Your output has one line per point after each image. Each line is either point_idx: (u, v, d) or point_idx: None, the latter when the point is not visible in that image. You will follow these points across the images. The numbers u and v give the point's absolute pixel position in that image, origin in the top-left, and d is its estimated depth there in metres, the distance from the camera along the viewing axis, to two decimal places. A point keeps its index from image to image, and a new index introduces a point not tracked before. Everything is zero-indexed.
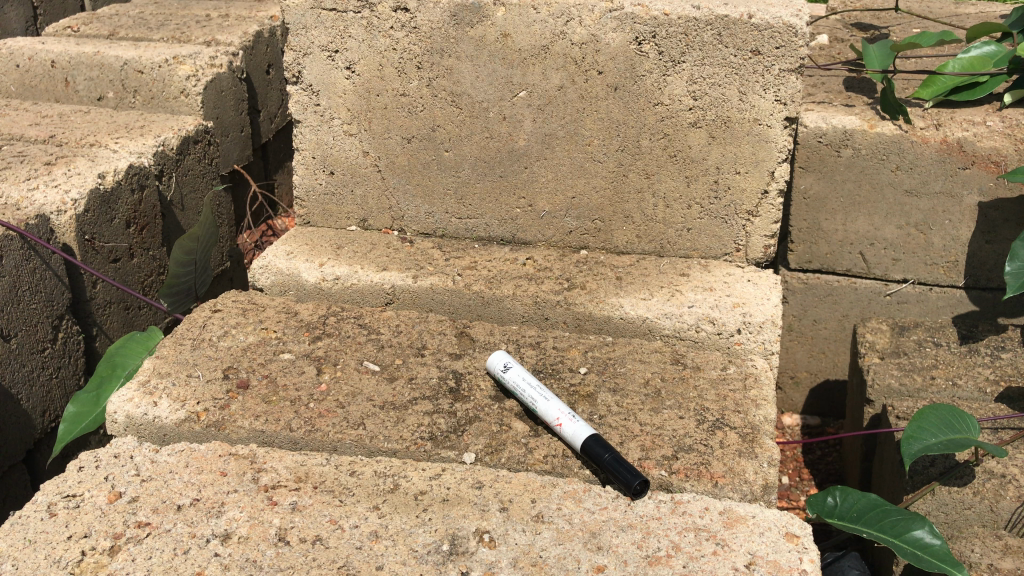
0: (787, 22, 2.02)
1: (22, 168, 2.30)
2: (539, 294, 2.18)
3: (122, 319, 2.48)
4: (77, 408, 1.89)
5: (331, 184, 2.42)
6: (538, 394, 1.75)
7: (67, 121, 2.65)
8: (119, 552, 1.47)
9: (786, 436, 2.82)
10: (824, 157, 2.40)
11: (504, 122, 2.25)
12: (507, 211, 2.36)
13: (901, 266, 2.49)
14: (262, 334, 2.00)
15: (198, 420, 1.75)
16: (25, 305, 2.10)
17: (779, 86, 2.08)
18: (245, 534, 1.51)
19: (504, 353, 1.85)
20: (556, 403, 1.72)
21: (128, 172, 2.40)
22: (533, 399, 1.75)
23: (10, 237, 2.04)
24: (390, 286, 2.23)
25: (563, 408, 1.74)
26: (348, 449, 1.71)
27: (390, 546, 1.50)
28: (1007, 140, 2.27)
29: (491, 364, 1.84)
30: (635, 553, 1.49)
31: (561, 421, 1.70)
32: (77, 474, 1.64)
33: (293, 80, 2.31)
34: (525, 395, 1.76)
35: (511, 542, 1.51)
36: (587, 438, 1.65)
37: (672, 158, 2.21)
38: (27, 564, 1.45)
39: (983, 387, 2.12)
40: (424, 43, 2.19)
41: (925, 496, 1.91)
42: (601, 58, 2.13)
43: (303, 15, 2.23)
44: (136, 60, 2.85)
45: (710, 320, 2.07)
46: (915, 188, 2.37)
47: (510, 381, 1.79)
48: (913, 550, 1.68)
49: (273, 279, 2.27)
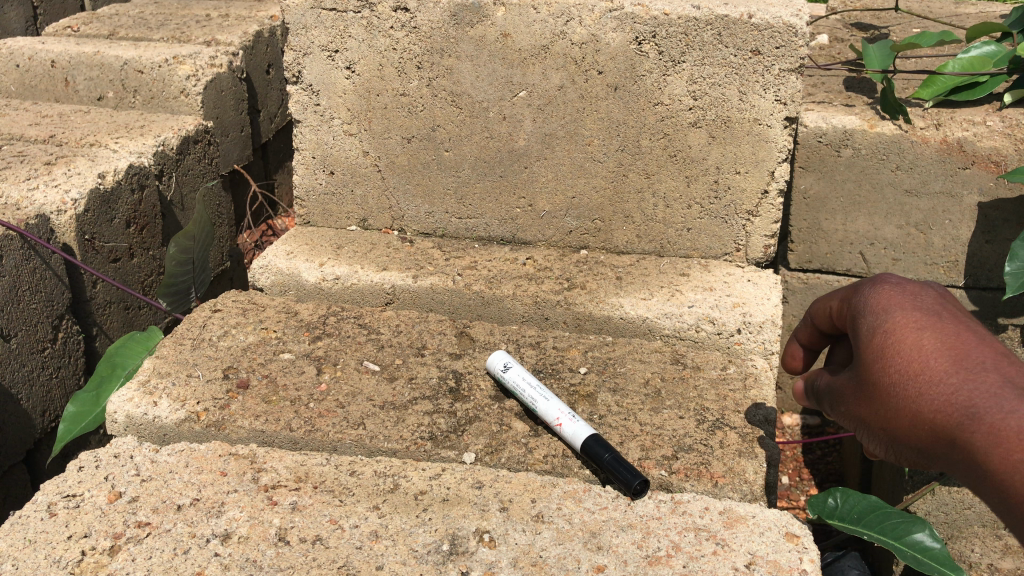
0: (787, 22, 2.02)
1: (22, 167, 2.30)
2: (539, 294, 2.18)
3: (122, 319, 2.48)
4: (77, 408, 1.89)
5: (332, 184, 2.42)
6: (539, 394, 1.75)
7: (67, 121, 2.65)
8: (119, 552, 1.47)
9: (785, 436, 2.83)
10: (824, 157, 2.40)
11: (503, 122, 2.25)
12: (507, 210, 2.36)
13: (901, 266, 2.49)
14: (262, 334, 2.00)
15: (198, 420, 1.75)
16: (25, 305, 2.10)
17: (779, 86, 2.08)
18: (245, 534, 1.51)
19: (504, 353, 1.85)
20: (556, 403, 1.72)
21: (128, 171, 2.40)
22: (533, 399, 1.75)
23: (10, 237, 2.04)
24: (390, 286, 2.23)
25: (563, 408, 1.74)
26: (348, 448, 1.71)
27: (390, 546, 1.49)
28: (1006, 139, 2.26)
29: (491, 364, 1.84)
30: (635, 553, 1.49)
31: (561, 421, 1.70)
32: (77, 474, 1.64)
33: (293, 79, 2.31)
34: (525, 395, 1.76)
35: (511, 541, 1.51)
36: (587, 438, 1.65)
37: (672, 158, 2.21)
38: (26, 564, 1.45)
39: None
40: (424, 43, 2.19)
41: (925, 496, 1.89)
42: (601, 58, 2.13)
43: (303, 15, 2.23)
44: (136, 60, 2.85)
45: (710, 320, 2.07)
46: (915, 188, 2.37)
47: (510, 380, 1.79)
48: (913, 553, 1.68)
49: (273, 279, 2.27)
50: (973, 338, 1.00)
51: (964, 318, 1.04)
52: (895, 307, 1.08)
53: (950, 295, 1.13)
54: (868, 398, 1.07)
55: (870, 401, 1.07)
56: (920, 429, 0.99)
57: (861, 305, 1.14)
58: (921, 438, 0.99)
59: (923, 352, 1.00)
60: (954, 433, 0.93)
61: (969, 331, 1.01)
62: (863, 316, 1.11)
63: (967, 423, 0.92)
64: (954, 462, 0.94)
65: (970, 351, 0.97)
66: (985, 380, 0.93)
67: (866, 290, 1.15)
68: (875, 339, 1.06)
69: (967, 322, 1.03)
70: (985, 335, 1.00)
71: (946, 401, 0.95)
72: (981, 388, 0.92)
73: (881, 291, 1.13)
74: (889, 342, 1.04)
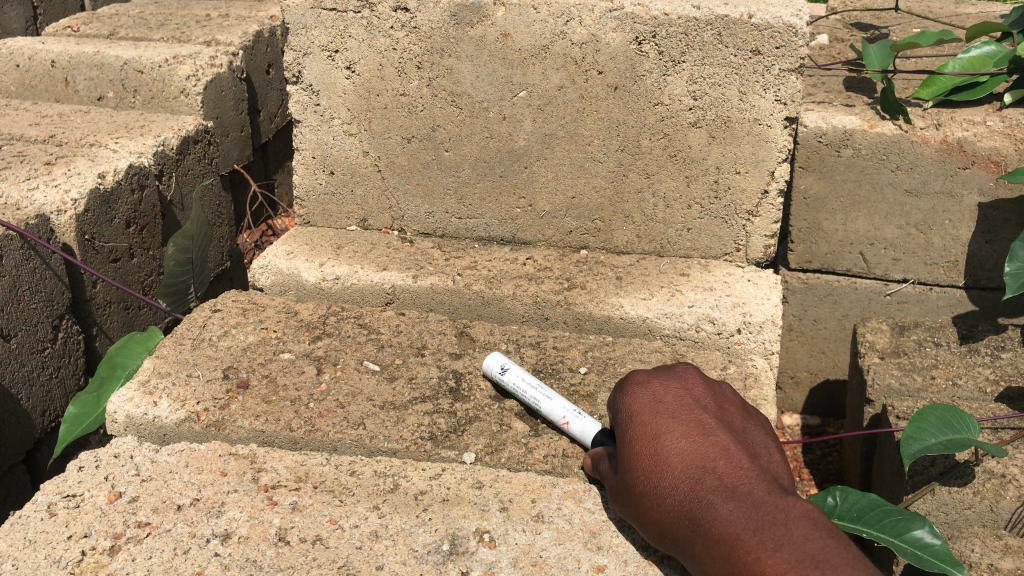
0: (787, 22, 2.02)
1: (22, 167, 2.30)
2: (539, 294, 2.18)
3: (122, 319, 2.48)
4: (77, 408, 1.89)
5: (332, 184, 2.41)
6: (541, 394, 1.75)
7: (67, 121, 2.65)
8: (120, 552, 1.47)
9: (785, 436, 2.83)
10: (824, 157, 2.40)
11: (503, 122, 2.25)
12: (507, 210, 2.36)
13: (901, 266, 2.49)
14: (262, 334, 2.00)
15: (198, 420, 1.75)
16: (25, 305, 2.10)
17: (779, 86, 2.08)
18: (245, 534, 1.51)
19: (500, 355, 1.84)
20: (559, 401, 1.72)
21: (128, 171, 2.40)
22: (537, 399, 1.74)
23: (9, 237, 2.04)
24: (390, 286, 2.23)
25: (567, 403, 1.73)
26: (348, 448, 1.71)
27: (390, 546, 1.49)
28: (1006, 140, 2.27)
29: (488, 366, 1.83)
30: (635, 553, 1.49)
31: (568, 419, 1.70)
32: (77, 474, 1.64)
33: (293, 79, 2.30)
34: (527, 395, 1.76)
35: (511, 541, 1.50)
36: (598, 435, 1.66)
37: (672, 158, 2.21)
38: (26, 564, 1.45)
39: (983, 387, 2.13)
40: (424, 43, 2.19)
41: (925, 496, 1.90)
42: (601, 58, 2.13)
43: (303, 15, 2.23)
44: (136, 60, 2.85)
45: (710, 320, 2.07)
46: (915, 188, 2.37)
47: (510, 383, 1.79)
48: (914, 550, 1.68)
49: (273, 279, 2.27)
50: (719, 466, 1.34)
51: (709, 435, 1.40)
52: (665, 432, 1.42)
53: (694, 380, 1.57)
54: (638, 504, 1.41)
55: (640, 506, 1.41)
56: (679, 536, 1.33)
57: (631, 420, 1.48)
58: (678, 542, 1.34)
59: (681, 481, 1.34)
60: (694, 543, 1.30)
61: (709, 456, 1.36)
62: (638, 436, 1.44)
63: (716, 546, 1.26)
64: (696, 563, 1.30)
65: (712, 482, 1.32)
66: (729, 510, 1.27)
67: (645, 416, 1.46)
68: (643, 463, 1.40)
69: (719, 437, 1.40)
70: (726, 452, 1.37)
71: (697, 522, 1.29)
72: (728, 520, 1.26)
73: (652, 419, 1.45)
74: (657, 471, 1.38)
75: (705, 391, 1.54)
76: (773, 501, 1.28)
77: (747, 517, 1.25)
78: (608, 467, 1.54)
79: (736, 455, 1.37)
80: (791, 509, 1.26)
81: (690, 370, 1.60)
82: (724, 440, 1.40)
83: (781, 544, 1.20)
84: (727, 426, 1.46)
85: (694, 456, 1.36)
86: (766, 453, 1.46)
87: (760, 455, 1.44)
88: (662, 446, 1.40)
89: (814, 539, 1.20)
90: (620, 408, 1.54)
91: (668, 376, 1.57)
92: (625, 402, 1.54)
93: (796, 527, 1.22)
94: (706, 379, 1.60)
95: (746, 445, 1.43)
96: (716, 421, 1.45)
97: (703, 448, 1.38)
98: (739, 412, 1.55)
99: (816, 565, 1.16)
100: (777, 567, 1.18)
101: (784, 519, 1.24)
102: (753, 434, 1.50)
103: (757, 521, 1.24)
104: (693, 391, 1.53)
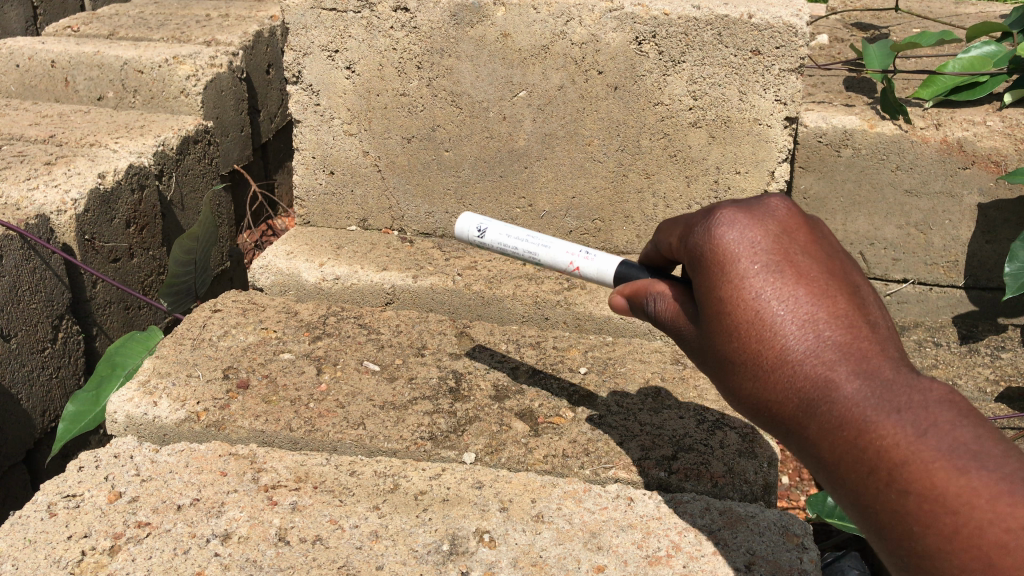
0: (787, 22, 2.03)
1: (22, 167, 2.30)
2: (539, 294, 2.20)
3: (121, 318, 2.49)
4: (77, 407, 1.90)
5: (331, 184, 2.41)
6: (534, 244, 1.46)
7: (67, 121, 2.64)
8: (119, 552, 1.46)
9: None
10: (824, 157, 2.38)
11: (503, 122, 2.25)
12: (507, 210, 2.36)
13: (901, 267, 2.48)
14: (262, 334, 2.01)
15: (198, 420, 1.75)
16: (26, 305, 2.09)
17: (779, 86, 2.10)
18: (245, 534, 1.50)
19: (468, 214, 1.54)
20: (560, 246, 1.44)
21: (128, 171, 2.40)
22: (532, 251, 1.46)
23: (10, 237, 2.03)
24: (390, 286, 2.23)
25: (571, 245, 1.45)
26: (348, 449, 1.71)
27: (390, 546, 1.48)
28: (1006, 140, 2.28)
29: (463, 232, 1.54)
30: (635, 553, 1.48)
31: (577, 263, 1.42)
32: (77, 474, 1.63)
33: (293, 79, 2.30)
34: (520, 251, 1.48)
35: (511, 541, 1.50)
36: (615, 270, 1.37)
37: (672, 158, 2.22)
38: (26, 564, 1.44)
39: (983, 387, 2.28)
40: (424, 43, 2.19)
41: None
42: (601, 58, 2.13)
43: (302, 15, 2.22)
44: (135, 60, 2.85)
45: None
46: (915, 188, 2.36)
47: (494, 245, 1.51)
48: None
49: (273, 279, 2.26)
50: (829, 321, 0.90)
51: (813, 279, 0.95)
52: (750, 277, 0.95)
53: (792, 219, 1.02)
54: (721, 374, 1.01)
55: (725, 379, 1.01)
56: (780, 415, 0.94)
57: (700, 263, 1.01)
58: (780, 422, 0.94)
59: (789, 342, 0.91)
60: (802, 426, 0.91)
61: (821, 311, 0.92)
62: (712, 287, 0.99)
63: (835, 432, 0.87)
64: (805, 450, 0.92)
65: (832, 350, 0.89)
66: (854, 386, 0.86)
67: (735, 261, 0.97)
68: (722, 321, 0.97)
69: (827, 282, 0.95)
70: (838, 304, 0.92)
71: (809, 402, 0.89)
72: (853, 400, 0.85)
73: (732, 262, 0.97)
74: (742, 333, 0.95)
75: (807, 232, 1.02)
76: (909, 374, 0.86)
77: (876, 396, 0.84)
78: (665, 311, 1.14)
79: (851, 308, 0.93)
80: (932, 386, 0.84)
81: (784, 203, 1.04)
82: (837, 289, 0.94)
83: (925, 429, 0.80)
84: (833, 262, 0.99)
85: (792, 308, 0.92)
86: (877, 300, 1.00)
87: (873, 301, 0.98)
88: (744, 295, 0.95)
89: (967, 427, 0.80)
90: (683, 252, 1.07)
91: (756, 211, 1.01)
92: (697, 248, 1.02)
93: (944, 410, 0.82)
94: (807, 217, 1.05)
95: (857, 286, 0.98)
96: (819, 260, 0.98)
97: (803, 296, 0.93)
98: (850, 254, 1.05)
99: (974, 454, 0.77)
100: (919, 460, 0.79)
101: (924, 398, 0.83)
102: (868, 278, 1.02)
103: (888, 398, 0.84)
104: (793, 234, 1.00)
